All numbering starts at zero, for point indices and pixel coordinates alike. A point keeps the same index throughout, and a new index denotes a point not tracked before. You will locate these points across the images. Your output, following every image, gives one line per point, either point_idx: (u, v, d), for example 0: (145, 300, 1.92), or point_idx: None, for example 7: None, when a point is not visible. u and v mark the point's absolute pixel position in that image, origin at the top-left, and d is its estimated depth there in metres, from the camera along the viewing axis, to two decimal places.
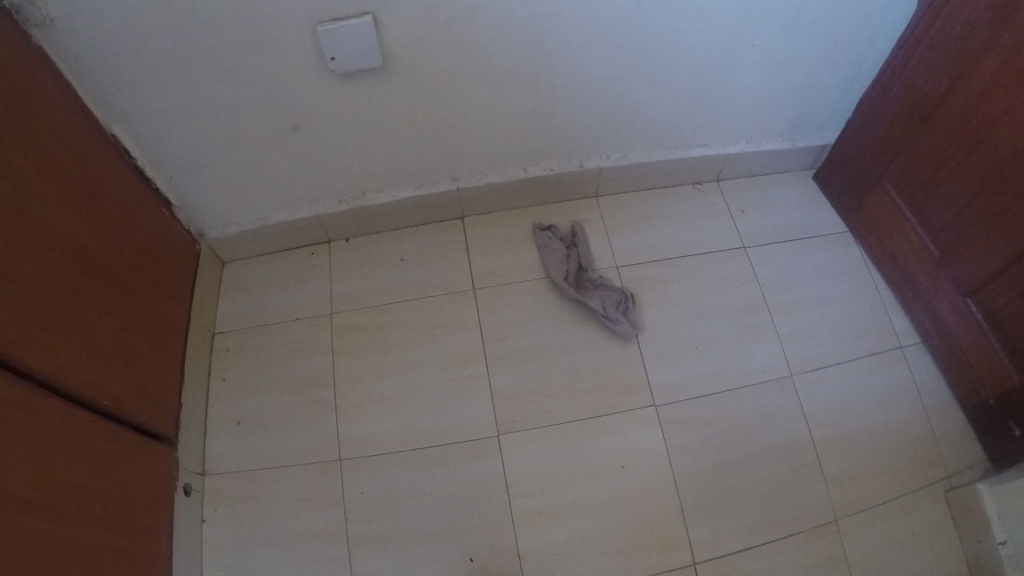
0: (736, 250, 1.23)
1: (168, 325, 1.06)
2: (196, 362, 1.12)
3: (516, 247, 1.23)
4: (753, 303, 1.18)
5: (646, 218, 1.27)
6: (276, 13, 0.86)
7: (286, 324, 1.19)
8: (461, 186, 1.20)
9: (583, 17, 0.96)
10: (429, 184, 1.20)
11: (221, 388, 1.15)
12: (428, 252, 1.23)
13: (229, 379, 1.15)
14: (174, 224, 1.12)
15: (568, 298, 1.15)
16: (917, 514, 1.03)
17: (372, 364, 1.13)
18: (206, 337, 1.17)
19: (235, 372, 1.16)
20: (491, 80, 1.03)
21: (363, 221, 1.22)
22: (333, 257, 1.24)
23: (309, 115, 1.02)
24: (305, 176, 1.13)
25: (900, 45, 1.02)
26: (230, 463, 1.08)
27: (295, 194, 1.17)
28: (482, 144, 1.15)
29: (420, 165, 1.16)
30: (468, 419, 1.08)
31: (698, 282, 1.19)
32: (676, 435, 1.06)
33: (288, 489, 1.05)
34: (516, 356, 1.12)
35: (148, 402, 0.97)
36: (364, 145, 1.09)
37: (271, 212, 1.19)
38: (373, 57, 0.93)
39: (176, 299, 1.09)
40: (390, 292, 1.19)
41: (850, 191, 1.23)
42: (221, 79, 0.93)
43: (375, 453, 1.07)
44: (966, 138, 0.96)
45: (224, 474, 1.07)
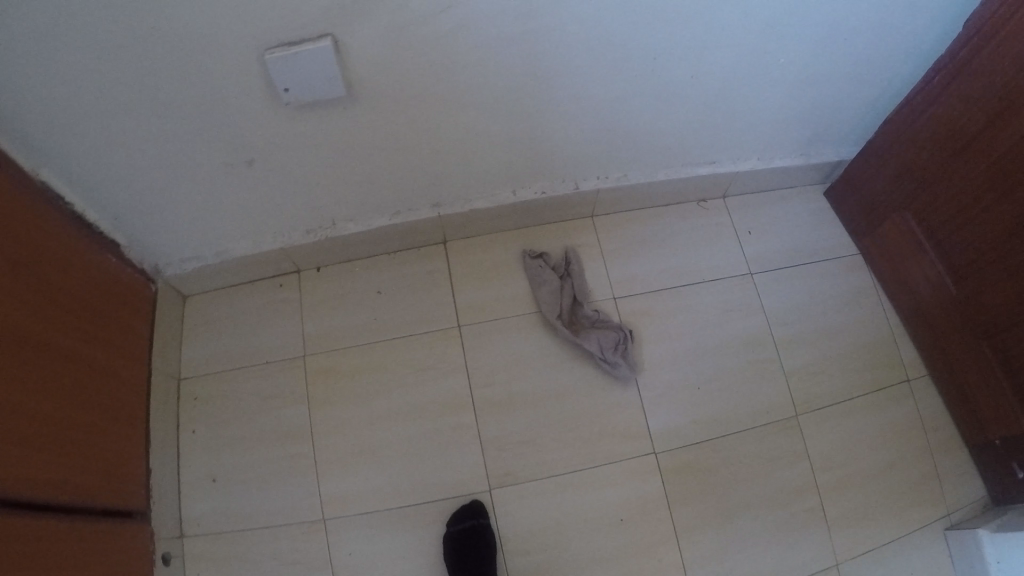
0: (741, 278, 1.16)
1: (125, 387, 0.96)
2: (161, 416, 1.04)
3: (505, 277, 1.12)
4: (758, 337, 1.12)
5: (645, 241, 1.17)
6: (214, 42, 0.71)
7: (258, 369, 1.10)
8: (442, 213, 1.07)
9: (590, 34, 0.83)
10: (410, 211, 1.07)
11: (191, 440, 1.07)
12: (407, 283, 1.11)
13: (200, 431, 1.08)
14: (124, 267, 1.00)
15: (563, 338, 1.06)
16: (918, 553, 1.00)
17: (352, 413, 1.06)
18: (172, 385, 1.09)
19: (206, 424, 1.08)
20: (477, 104, 0.89)
21: (336, 251, 1.10)
22: (303, 291, 1.13)
23: (264, 148, 0.88)
24: (268, 209, 1.00)
25: (938, 68, 0.92)
26: (207, 524, 1.02)
27: (257, 227, 1.04)
28: (466, 169, 1.01)
29: (397, 192, 1.02)
30: (458, 472, 1.01)
31: (700, 314, 1.12)
32: (676, 484, 1.01)
33: (271, 550, 1.00)
34: (507, 402, 1.04)
35: (111, 478, 0.89)
36: (332, 175, 0.96)
37: (231, 245, 1.07)
38: (335, 86, 0.79)
39: (131, 355, 0.99)
40: (367, 331, 1.09)
41: (866, 213, 1.16)
42: (160, 116, 0.79)
43: (360, 512, 1.01)
44: (1002, 179, 0.87)
45: (201, 537, 1.01)
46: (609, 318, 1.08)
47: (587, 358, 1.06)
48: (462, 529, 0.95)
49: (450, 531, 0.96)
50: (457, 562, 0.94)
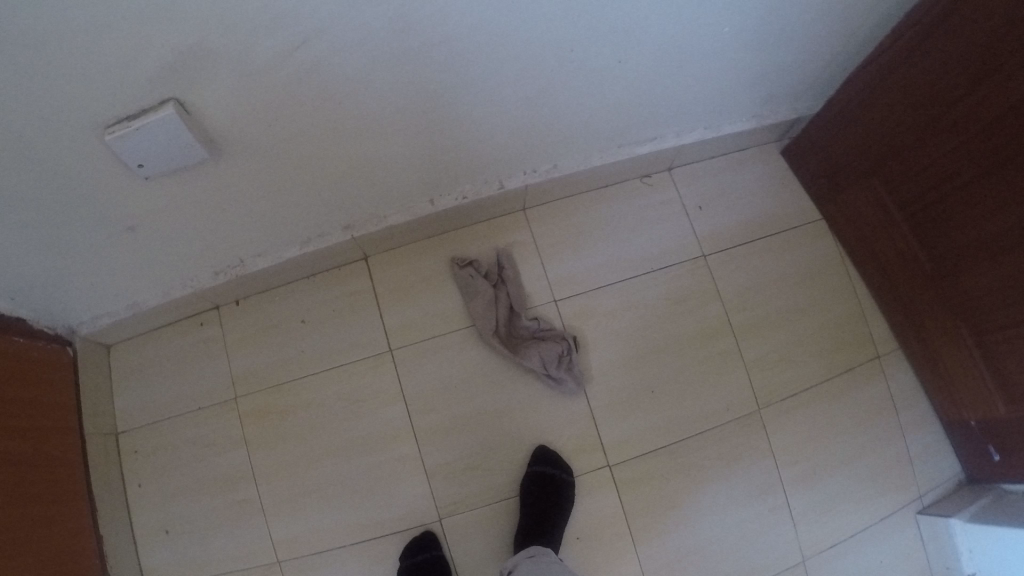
0: (693, 263, 1.08)
1: (60, 466, 0.93)
2: (105, 481, 1.01)
3: (433, 292, 1.01)
4: (717, 327, 1.06)
5: (586, 230, 1.06)
6: (33, 127, 0.58)
7: (191, 416, 1.05)
8: (356, 235, 0.95)
9: (494, 35, 0.66)
10: (322, 237, 0.95)
11: (141, 495, 1.05)
12: (331, 309, 1.02)
13: (146, 484, 1.04)
14: (36, 342, 0.93)
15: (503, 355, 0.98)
16: (887, 539, 1.02)
17: (292, 454, 1.01)
18: (111, 443, 1.04)
19: (151, 476, 1.05)
20: (374, 131, 0.75)
21: (252, 285, 1.01)
22: (226, 327, 1.06)
23: (145, 214, 0.77)
24: (168, 262, 0.91)
25: (911, 24, 0.82)
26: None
27: (164, 278, 0.95)
28: (372, 189, 0.88)
29: (300, 223, 0.90)
30: (405, 504, 0.98)
31: (651, 308, 1.04)
32: (634, 496, 0.98)
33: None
34: (449, 427, 0.98)
35: (65, 568, 0.89)
36: (223, 223, 0.85)
37: (141, 296, 0.98)
38: (195, 150, 0.66)
39: (62, 429, 0.95)
40: (296, 365, 1.02)
41: (833, 178, 1.08)
42: (17, 209, 0.68)
43: (314, 552, 0.99)
44: (983, 153, 0.80)
45: None
46: (552, 327, 0.99)
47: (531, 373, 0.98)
48: (417, 562, 0.92)
49: (405, 565, 0.92)
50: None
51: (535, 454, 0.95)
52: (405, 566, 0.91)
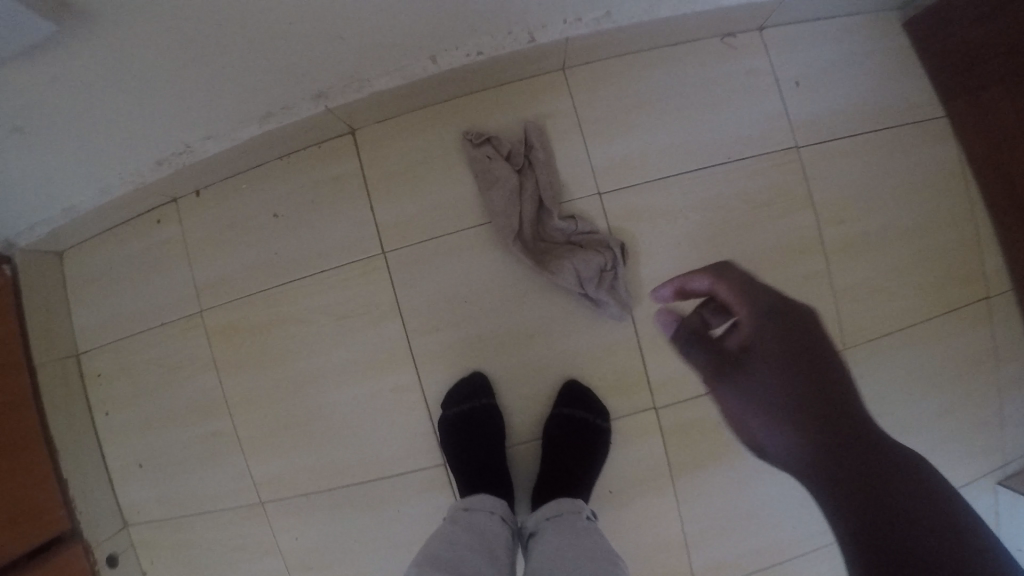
0: (769, 161, 0.84)
1: (4, 411, 0.83)
2: (65, 409, 0.92)
3: (442, 177, 0.76)
4: (802, 240, 0.84)
5: (642, 105, 0.80)
6: None
7: (153, 334, 0.88)
8: (331, 106, 0.71)
9: None
10: (286, 109, 0.70)
11: (109, 423, 0.96)
12: (309, 200, 0.78)
13: (114, 413, 0.95)
14: None
15: (521, 264, 0.75)
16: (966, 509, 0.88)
17: (265, 380, 0.82)
18: (69, 366, 0.94)
19: (119, 405, 0.94)
20: None
21: (210, 172, 0.79)
22: (186, 226, 0.85)
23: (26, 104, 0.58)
24: (89, 157, 0.71)
25: None
26: (150, 510, 0.96)
27: (93, 174, 0.75)
28: (341, 47, 0.62)
29: (250, 93, 0.66)
30: (399, 448, 0.79)
31: (719, 213, 0.81)
32: (680, 449, 0.80)
33: (220, 534, 0.92)
34: (460, 350, 0.76)
35: (21, 517, 0.83)
36: (141, 103, 0.63)
37: (74, 198, 0.80)
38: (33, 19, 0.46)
39: (9, 367, 0.85)
40: (264, 271, 0.80)
41: (968, 71, 0.81)
42: None
43: (298, 492, 0.85)
44: None
45: (149, 522, 0.97)
46: (593, 232, 0.75)
47: (562, 290, 0.76)
48: (463, 416, 0.73)
49: (447, 417, 0.74)
50: (466, 472, 0.73)
51: (564, 393, 0.75)
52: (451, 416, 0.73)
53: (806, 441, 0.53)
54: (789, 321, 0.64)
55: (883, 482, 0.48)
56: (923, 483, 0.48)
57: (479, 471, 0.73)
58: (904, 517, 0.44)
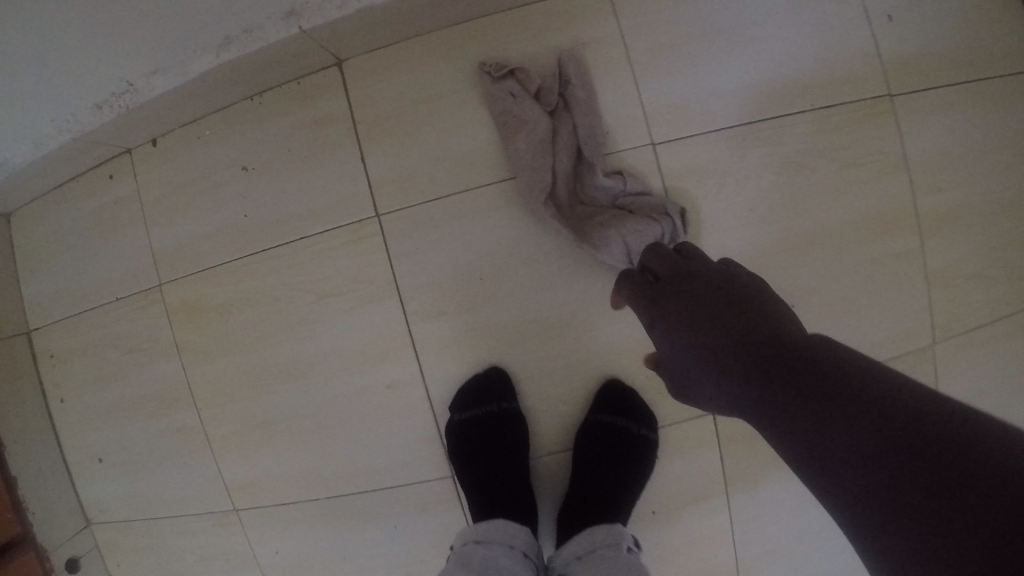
0: (859, 110, 0.67)
1: None
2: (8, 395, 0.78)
3: (451, 121, 0.60)
4: (894, 210, 0.68)
5: (701, 37, 0.65)
6: None
7: (106, 312, 0.74)
8: (305, 26, 0.54)
9: None
10: (248, 32, 0.54)
11: (63, 412, 0.81)
12: (287, 149, 0.62)
13: (69, 400, 0.80)
14: None
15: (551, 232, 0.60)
16: None
17: (236, 368, 0.68)
18: (17, 345, 0.79)
19: (73, 392, 0.80)
20: None
21: (165, 114, 0.64)
22: (142, 182, 0.70)
23: None
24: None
25: None
26: (112, 511, 0.83)
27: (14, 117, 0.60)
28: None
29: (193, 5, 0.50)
30: (399, 455, 0.65)
31: (793, 172, 0.66)
32: (736, 462, 0.66)
33: (191, 542, 0.79)
34: (473, 340, 0.61)
35: None
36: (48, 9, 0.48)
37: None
38: None
39: None
40: (233, 238, 0.65)
41: None
42: None
43: (277, 500, 0.71)
44: None
45: (111, 525, 0.83)
46: (644, 193, 0.59)
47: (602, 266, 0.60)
48: (475, 420, 0.60)
49: (457, 421, 0.61)
50: (478, 486, 0.60)
51: (602, 393, 0.62)
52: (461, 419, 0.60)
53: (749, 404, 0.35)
54: (671, 284, 0.43)
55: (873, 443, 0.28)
56: (906, 405, 0.28)
57: (494, 487, 0.60)
58: (906, 466, 0.26)
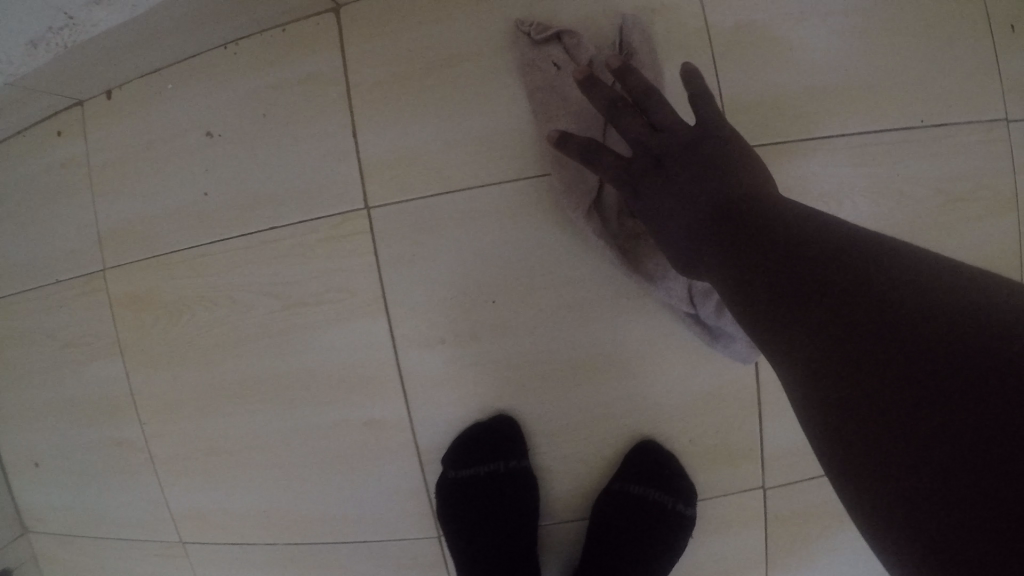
0: (991, 124, 0.53)
1: None
2: None
3: (474, 94, 0.47)
4: (1013, 257, 0.54)
5: (800, 14, 0.51)
6: None
7: (43, 295, 0.61)
8: None
9: None
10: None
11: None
12: (264, 115, 0.49)
13: (4, 392, 0.68)
14: None
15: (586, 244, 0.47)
16: None
17: (187, 379, 0.55)
18: None
19: (8, 382, 0.68)
20: None
21: (117, 58, 0.51)
22: (92, 143, 0.57)
23: None
24: None
25: None
26: (47, 523, 0.71)
27: None
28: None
29: None
30: (373, 507, 0.52)
31: (897, 196, 0.52)
32: (788, 553, 0.51)
33: (131, 569, 0.67)
34: (475, 376, 0.48)
35: None
36: None
37: None
38: None
39: None
40: (190, 221, 0.52)
41: None
42: None
43: (228, 539, 0.59)
44: None
45: (46, 539, 0.71)
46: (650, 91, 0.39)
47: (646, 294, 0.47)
48: (471, 475, 0.48)
49: (449, 477, 0.48)
50: (471, 559, 0.48)
51: (631, 457, 0.48)
52: (454, 473, 0.48)
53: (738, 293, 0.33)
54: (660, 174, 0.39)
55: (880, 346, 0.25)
56: (931, 301, 0.25)
57: (491, 563, 0.48)
58: (919, 372, 0.24)
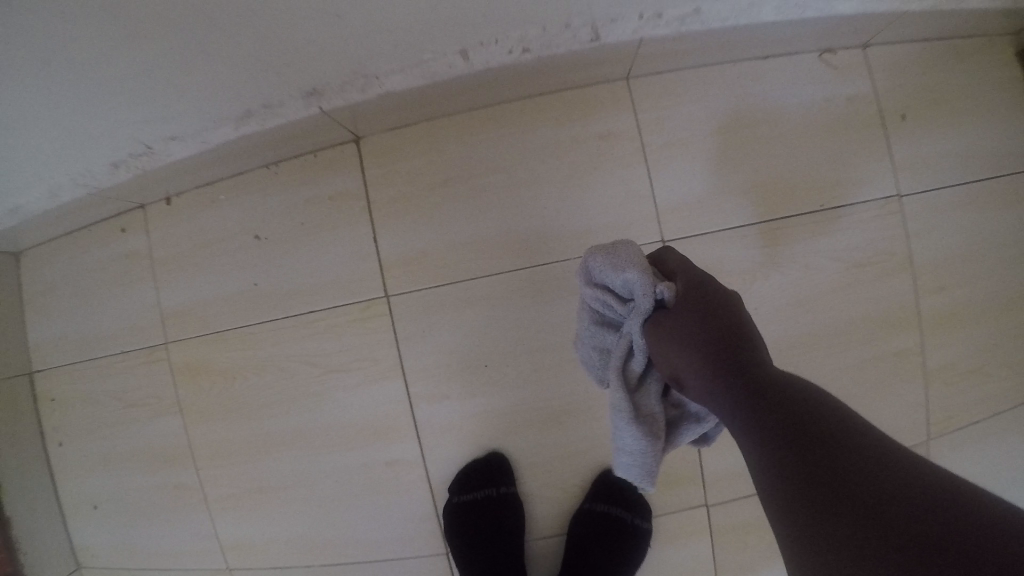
0: (868, 209, 0.69)
1: None
2: (11, 433, 0.78)
3: (467, 206, 0.61)
4: (892, 307, 0.69)
5: (719, 129, 0.65)
6: None
7: (112, 362, 0.74)
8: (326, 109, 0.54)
9: None
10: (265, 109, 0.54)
11: (62, 454, 0.81)
12: (299, 224, 0.63)
13: (69, 444, 0.80)
14: None
15: (589, 289, 0.45)
16: None
17: (237, 432, 0.68)
18: (20, 385, 0.80)
19: (73, 436, 0.80)
20: None
21: (180, 178, 0.64)
22: (152, 239, 0.70)
23: None
24: (35, 152, 0.55)
25: None
26: (103, 557, 0.81)
27: (36, 177, 0.60)
28: (338, 31, 0.44)
29: (221, 88, 0.50)
30: (394, 530, 0.65)
31: (794, 267, 0.67)
32: (732, 555, 0.64)
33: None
34: (476, 423, 0.61)
35: None
36: (88, 100, 0.47)
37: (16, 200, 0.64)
38: None
39: None
40: (240, 304, 0.65)
41: None
42: None
43: (269, 565, 0.70)
44: None
45: (102, 570, 0.82)
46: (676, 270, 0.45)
47: (587, 346, 0.47)
48: (469, 503, 0.61)
49: (453, 504, 0.61)
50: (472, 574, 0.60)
51: (597, 483, 0.62)
52: (457, 501, 0.61)
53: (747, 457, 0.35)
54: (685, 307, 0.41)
55: (891, 543, 0.27)
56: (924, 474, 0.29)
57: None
58: (916, 550, 0.26)
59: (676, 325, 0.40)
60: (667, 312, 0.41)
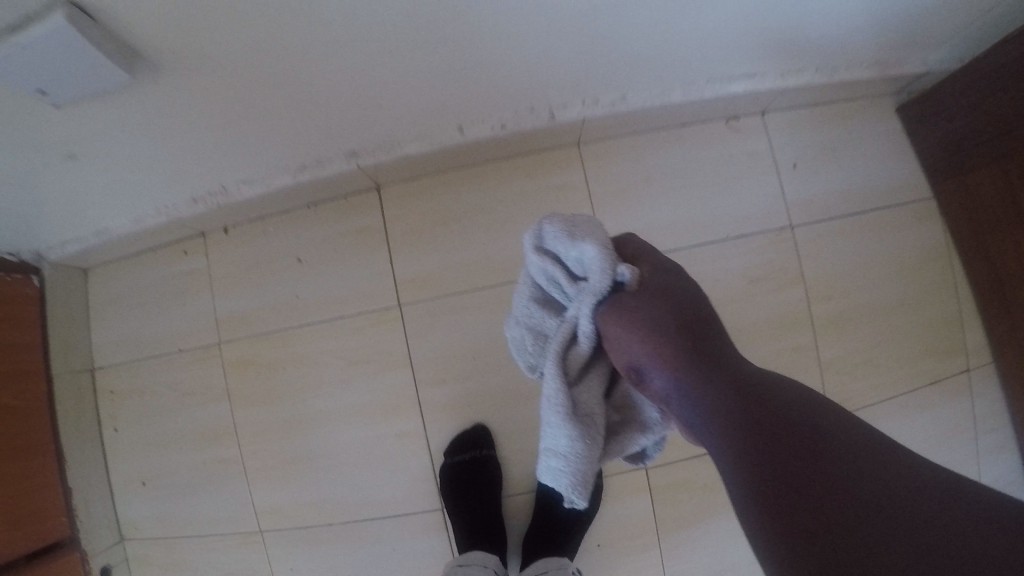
0: (767, 241, 0.90)
1: (27, 415, 0.84)
2: (77, 419, 0.93)
3: (462, 236, 0.81)
4: (788, 315, 0.90)
5: (652, 178, 0.87)
6: None
7: (172, 358, 0.92)
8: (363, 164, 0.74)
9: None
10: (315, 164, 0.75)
11: (115, 439, 0.96)
12: (333, 250, 0.83)
13: (123, 429, 0.95)
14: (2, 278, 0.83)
15: (537, 257, 0.45)
16: None
17: (277, 413, 0.85)
18: (82, 378, 0.95)
19: (128, 422, 0.95)
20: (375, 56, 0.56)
21: (239, 211, 0.83)
22: (211, 258, 0.89)
23: (86, 144, 0.60)
24: (140, 188, 0.73)
25: None
26: (146, 528, 0.95)
27: (132, 207, 0.78)
28: (378, 111, 0.66)
29: (289, 147, 0.70)
30: (402, 488, 0.82)
31: (709, 286, 0.88)
32: (666, 505, 0.82)
33: (213, 560, 0.92)
34: (467, 399, 0.80)
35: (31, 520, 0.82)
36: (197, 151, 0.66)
37: (109, 223, 0.82)
38: (112, 70, 0.47)
39: (26, 372, 0.85)
40: (284, 309, 0.84)
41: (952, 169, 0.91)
42: None
43: (297, 525, 0.86)
44: None
45: (144, 540, 0.96)
46: (642, 256, 0.46)
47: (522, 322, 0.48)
48: (460, 465, 0.78)
49: (448, 465, 0.79)
50: (463, 519, 0.78)
51: None
52: (450, 463, 0.78)
53: (716, 443, 0.38)
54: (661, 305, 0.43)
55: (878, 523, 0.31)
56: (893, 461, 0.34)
57: (476, 520, 0.78)
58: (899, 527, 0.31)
59: (640, 309, 0.41)
60: (626, 295, 0.42)
